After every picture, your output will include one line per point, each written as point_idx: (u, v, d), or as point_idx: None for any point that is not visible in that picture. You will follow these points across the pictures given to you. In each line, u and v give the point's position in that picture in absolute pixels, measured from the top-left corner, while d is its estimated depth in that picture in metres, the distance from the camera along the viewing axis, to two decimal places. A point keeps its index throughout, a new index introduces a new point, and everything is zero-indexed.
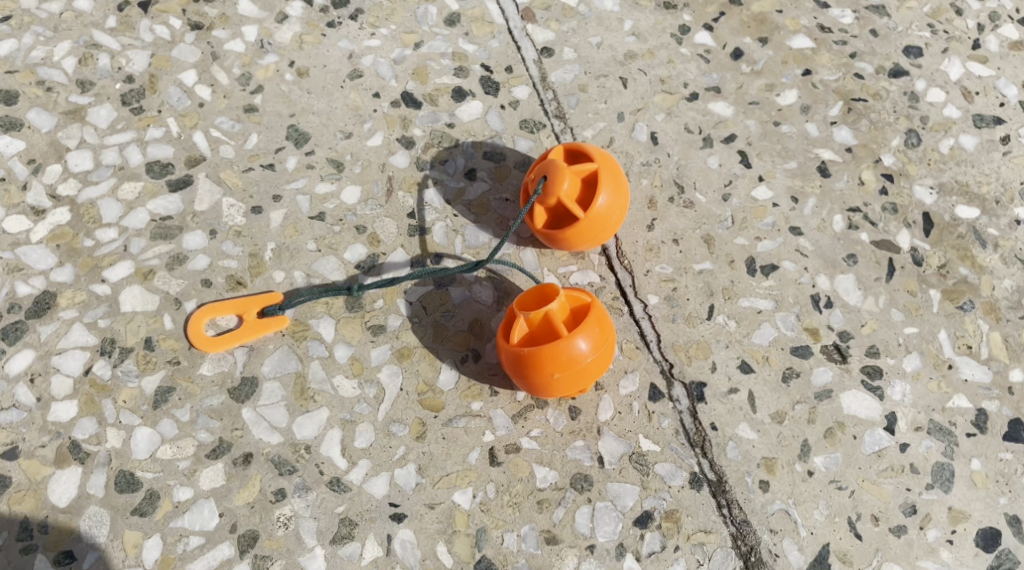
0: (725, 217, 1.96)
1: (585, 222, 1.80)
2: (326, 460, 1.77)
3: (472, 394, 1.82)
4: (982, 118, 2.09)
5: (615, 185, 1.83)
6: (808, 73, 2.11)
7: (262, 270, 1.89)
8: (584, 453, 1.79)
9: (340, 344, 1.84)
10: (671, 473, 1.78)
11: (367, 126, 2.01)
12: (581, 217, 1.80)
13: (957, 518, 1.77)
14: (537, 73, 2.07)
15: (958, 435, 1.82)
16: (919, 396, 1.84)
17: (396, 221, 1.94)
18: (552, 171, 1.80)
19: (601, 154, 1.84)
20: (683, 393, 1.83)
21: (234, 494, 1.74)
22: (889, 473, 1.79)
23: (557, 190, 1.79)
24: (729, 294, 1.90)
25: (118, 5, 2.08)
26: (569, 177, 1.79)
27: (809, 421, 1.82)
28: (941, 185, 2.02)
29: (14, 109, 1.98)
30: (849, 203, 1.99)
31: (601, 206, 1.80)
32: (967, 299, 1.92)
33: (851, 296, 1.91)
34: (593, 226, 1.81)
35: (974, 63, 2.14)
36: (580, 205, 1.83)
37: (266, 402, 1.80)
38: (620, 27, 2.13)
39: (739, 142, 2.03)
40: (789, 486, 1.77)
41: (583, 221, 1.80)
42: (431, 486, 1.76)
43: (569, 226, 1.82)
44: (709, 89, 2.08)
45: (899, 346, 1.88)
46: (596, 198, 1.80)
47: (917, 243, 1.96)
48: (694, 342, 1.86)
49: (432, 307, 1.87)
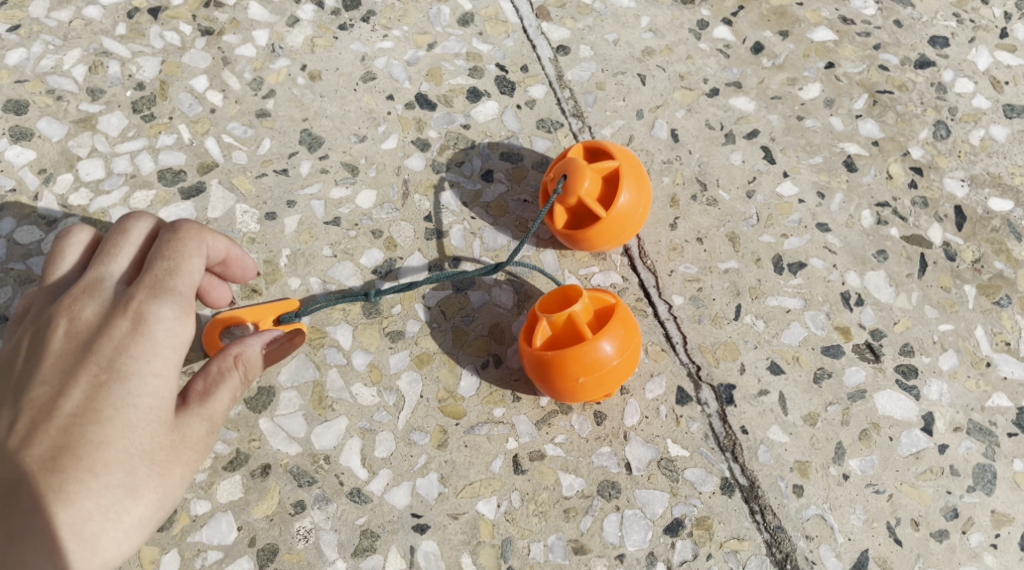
0: (750, 214, 1.91)
1: (607, 220, 1.75)
2: (346, 471, 1.72)
3: (494, 400, 1.77)
4: (1013, 108, 2.02)
5: (636, 182, 1.78)
6: (831, 66, 2.06)
7: (277, 277, 1.84)
8: (611, 459, 1.73)
9: (357, 351, 1.79)
10: (701, 478, 1.72)
11: (381, 129, 1.96)
12: (603, 216, 1.75)
13: (1000, 521, 1.71)
14: (553, 72, 2.03)
15: (999, 435, 1.76)
16: (956, 395, 1.78)
17: (412, 224, 1.89)
18: (571, 171, 1.74)
19: (621, 151, 1.79)
20: (711, 396, 1.78)
21: (253, 507, 1.69)
22: (928, 475, 1.73)
23: (577, 189, 1.74)
24: (756, 293, 1.85)
25: (128, 12, 2.04)
26: (590, 176, 1.74)
27: (842, 423, 1.76)
28: (972, 177, 1.96)
29: (24, 119, 1.95)
30: (877, 198, 1.93)
31: (623, 203, 1.75)
32: (1003, 295, 1.86)
33: (882, 293, 1.86)
34: (616, 225, 1.76)
35: (1003, 52, 2.08)
36: (601, 204, 1.77)
37: (284, 412, 1.75)
38: (637, 23, 2.09)
39: (762, 137, 1.98)
40: (824, 490, 1.72)
41: (606, 220, 1.75)
42: (454, 495, 1.71)
43: (592, 225, 1.76)
44: (729, 85, 2.03)
45: (934, 344, 1.82)
46: (617, 196, 1.75)
47: (949, 237, 1.90)
48: (722, 343, 1.81)
49: (451, 311, 1.82)
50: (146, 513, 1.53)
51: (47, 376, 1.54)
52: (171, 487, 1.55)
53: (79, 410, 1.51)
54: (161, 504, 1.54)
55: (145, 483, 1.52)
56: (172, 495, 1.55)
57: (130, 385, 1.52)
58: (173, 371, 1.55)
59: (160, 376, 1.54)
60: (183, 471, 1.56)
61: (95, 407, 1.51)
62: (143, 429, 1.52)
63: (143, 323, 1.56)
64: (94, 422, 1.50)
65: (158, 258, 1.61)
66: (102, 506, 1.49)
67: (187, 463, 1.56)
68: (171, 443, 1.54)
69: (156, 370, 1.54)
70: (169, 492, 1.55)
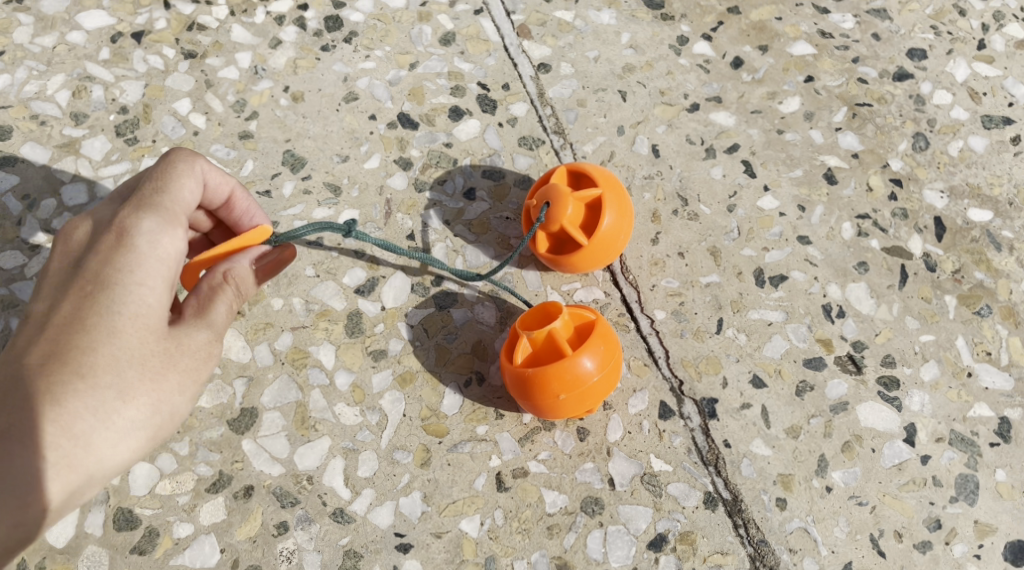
0: (731, 228, 1.91)
1: (591, 246, 1.76)
2: (328, 490, 1.72)
3: (477, 418, 1.77)
4: (990, 119, 2.03)
5: (618, 206, 1.78)
6: (810, 79, 2.07)
7: (260, 298, 1.83)
8: (594, 475, 1.73)
9: (340, 371, 1.79)
10: (684, 493, 1.72)
11: (364, 148, 1.97)
12: (586, 241, 1.76)
13: (984, 532, 1.71)
14: (534, 89, 2.04)
15: (981, 445, 1.76)
16: (938, 406, 1.79)
17: (395, 244, 1.90)
18: (553, 199, 1.75)
19: (603, 176, 1.79)
20: (694, 410, 1.78)
21: (236, 529, 1.69)
22: (911, 486, 1.73)
23: (561, 218, 1.74)
24: (738, 307, 1.85)
25: (112, 37, 2.06)
26: (573, 203, 1.75)
27: (825, 435, 1.76)
28: (951, 188, 1.97)
29: (8, 144, 1.96)
30: (858, 210, 1.94)
31: (606, 227, 1.76)
32: (984, 304, 1.87)
33: (863, 305, 1.86)
34: (599, 250, 1.77)
35: (980, 63, 2.08)
36: (584, 229, 1.78)
37: (267, 432, 1.75)
38: (617, 40, 2.10)
39: (742, 151, 1.99)
40: (808, 503, 1.72)
41: (590, 245, 1.76)
42: (437, 514, 1.71)
43: (575, 249, 1.78)
44: (709, 100, 2.04)
45: (916, 355, 1.82)
46: (601, 220, 1.76)
47: (929, 249, 1.91)
48: (704, 357, 1.81)
49: (434, 329, 1.83)
50: (140, 438, 1.52)
51: (47, 295, 1.55)
52: (169, 397, 1.53)
53: (69, 321, 1.51)
54: (162, 407, 1.53)
55: (142, 388, 1.51)
56: (171, 402, 1.54)
57: (117, 293, 1.52)
58: (162, 284, 1.56)
59: (145, 285, 1.54)
60: (187, 370, 1.55)
61: (82, 317, 1.50)
62: (133, 334, 1.51)
63: (127, 240, 1.56)
64: (83, 330, 1.50)
65: (147, 180, 1.64)
66: (95, 414, 1.48)
67: (188, 374, 1.55)
68: (171, 346, 1.54)
69: (141, 280, 1.54)
70: (165, 408, 1.53)
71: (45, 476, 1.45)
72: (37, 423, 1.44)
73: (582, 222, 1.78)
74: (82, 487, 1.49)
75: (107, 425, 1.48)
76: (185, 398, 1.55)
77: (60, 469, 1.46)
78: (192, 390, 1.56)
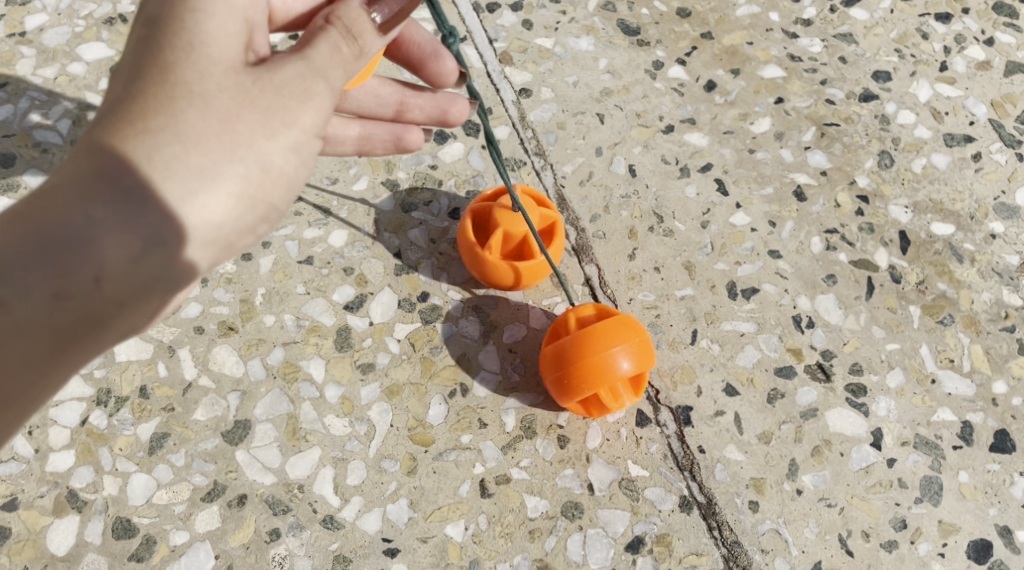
0: (705, 243, 1.99)
1: (522, 267, 1.85)
2: (319, 498, 1.79)
3: (462, 427, 1.84)
4: (952, 137, 2.11)
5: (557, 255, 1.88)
6: (781, 101, 2.14)
7: (253, 315, 1.90)
8: (574, 481, 1.80)
9: (330, 384, 1.86)
10: (660, 497, 1.79)
11: (353, 170, 2.04)
12: (523, 263, 1.85)
13: (947, 531, 1.78)
14: (516, 114, 2.10)
15: (945, 448, 1.84)
16: (904, 411, 1.86)
17: (382, 261, 1.97)
18: (511, 208, 1.85)
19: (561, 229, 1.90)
20: (670, 418, 1.85)
21: (230, 536, 1.76)
22: (877, 488, 1.80)
23: (509, 226, 1.84)
24: (711, 319, 1.93)
25: (110, 68, 2.15)
26: (525, 226, 1.85)
27: (795, 440, 1.84)
28: (915, 203, 2.05)
29: (11, 171, 2.03)
30: (826, 225, 2.02)
31: (538, 262, 1.85)
32: (946, 314, 1.95)
33: (831, 315, 1.94)
34: (506, 269, 1.85)
35: (942, 85, 2.15)
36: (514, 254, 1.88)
37: (259, 443, 1.82)
38: (595, 65, 2.16)
39: (715, 170, 2.06)
40: (779, 505, 1.79)
41: (515, 265, 1.84)
42: (423, 519, 1.78)
43: (502, 256, 1.86)
44: (684, 121, 2.11)
45: (882, 363, 1.90)
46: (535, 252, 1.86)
47: (894, 261, 1.99)
48: (679, 367, 1.89)
49: (420, 343, 1.90)
50: (232, 184, 1.41)
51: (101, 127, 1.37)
52: (229, 213, 1.43)
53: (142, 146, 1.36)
54: (269, 126, 1.42)
55: (198, 210, 1.39)
56: (228, 224, 1.43)
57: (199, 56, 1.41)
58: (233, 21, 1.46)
59: (212, 22, 1.44)
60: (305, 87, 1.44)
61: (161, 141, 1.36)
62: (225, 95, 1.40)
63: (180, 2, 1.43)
64: (139, 95, 1.38)
65: None
66: (144, 228, 1.35)
67: (249, 197, 1.44)
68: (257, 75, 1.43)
69: (206, 17, 1.43)
70: (248, 155, 1.41)
71: (94, 280, 1.34)
72: (80, 232, 1.32)
73: (522, 244, 1.87)
74: (124, 315, 1.39)
75: (158, 241, 1.37)
76: (286, 151, 1.44)
77: (100, 289, 1.34)
78: (258, 212, 1.46)
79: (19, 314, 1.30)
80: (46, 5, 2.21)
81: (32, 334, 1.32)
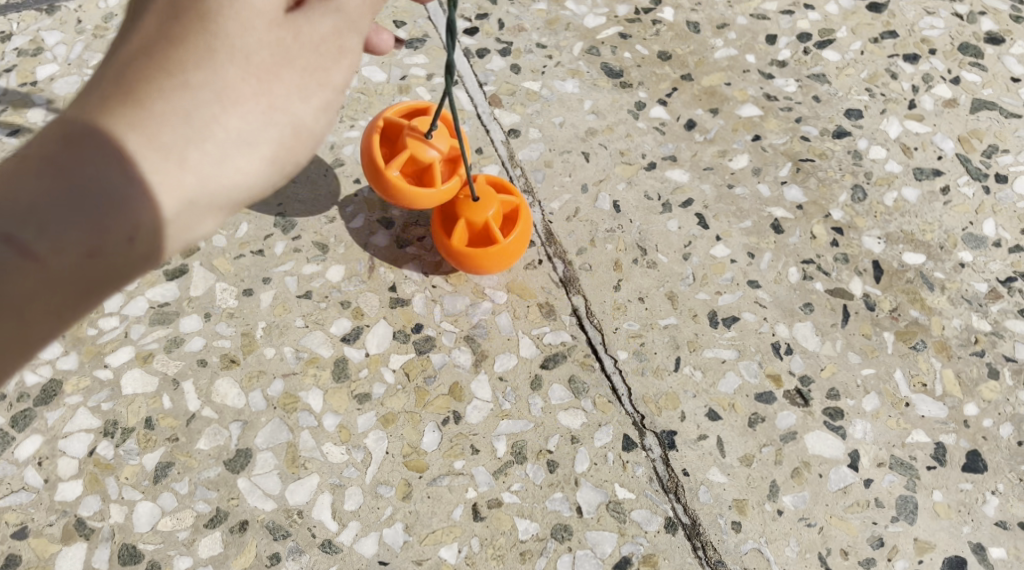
0: (686, 274, 2.08)
1: (469, 250, 1.88)
2: (318, 523, 1.83)
3: (454, 453, 1.90)
4: (922, 171, 2.20)
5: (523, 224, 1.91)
6: (758, 138, 2.23)
7: (253, 348, 1.94)
8: (563, 504, 1.87)
9: (328, 414, 1.91)
10: (646, 519, 1.87)
11: (349, 210, 2.08)
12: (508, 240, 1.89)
13: (923, 548, 1.85)
14: (505, 153, 2.19)
15: (919, 468, 1.91)
16: (879, 433, 1.94)
17: (378, 295, 2.02)
18: (478, 196, 1.89)
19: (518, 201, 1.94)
20: (655, 442, 1.93)
21: (232, 561, 1.79)
22: (855, 507, 1.88)
23: (477, 213, 1.88)
24: (694, 346, 2.01)
25: None
26: (494, 207, 1.89)
27: (776, 462, 1.91)
28: (887, 235, 2.14)
29: None
30: (803, 256, 2.11)
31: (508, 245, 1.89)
32: (919, 339, 2.03)
33: (809, 342, 2.02)
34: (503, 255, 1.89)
35: (911, 121, 2.25)
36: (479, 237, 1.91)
37: (260, 470, 1.86)
38: (580, 106, 2.25)
39: (695, 205, 2.15)
40: (760, 525, 1.86)
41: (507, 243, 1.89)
42: (417, 543, 1.83)
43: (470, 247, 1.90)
44: (665, 158, 2.20)
45: (857, 388, 1.98)
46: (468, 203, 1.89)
47: (869, 289, 2.08)
48: (663, 394, 1.96)
49: (414, 373, 1.96)
50: (265, 148, 1.41)
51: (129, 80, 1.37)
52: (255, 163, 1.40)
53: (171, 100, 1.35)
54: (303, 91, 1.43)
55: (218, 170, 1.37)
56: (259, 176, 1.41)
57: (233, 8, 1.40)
58: None
59: None
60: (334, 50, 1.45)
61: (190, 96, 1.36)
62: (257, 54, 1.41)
63: None
64: (174, 50, 1.38)
65: None
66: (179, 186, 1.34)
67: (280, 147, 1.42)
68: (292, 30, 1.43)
69: None
70: (283, 118, 1.41)
71: (122, 228, 1.29)
72: (113, 187, 1.29)
73: (491, 228, 1.90)
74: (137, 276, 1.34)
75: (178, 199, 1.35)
76: (316, 111, 1.44)
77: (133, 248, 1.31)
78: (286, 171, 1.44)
79: (52, 266, 1.24)
80: (56, 55, 2.32)
81: (62, 284, 1.25)
